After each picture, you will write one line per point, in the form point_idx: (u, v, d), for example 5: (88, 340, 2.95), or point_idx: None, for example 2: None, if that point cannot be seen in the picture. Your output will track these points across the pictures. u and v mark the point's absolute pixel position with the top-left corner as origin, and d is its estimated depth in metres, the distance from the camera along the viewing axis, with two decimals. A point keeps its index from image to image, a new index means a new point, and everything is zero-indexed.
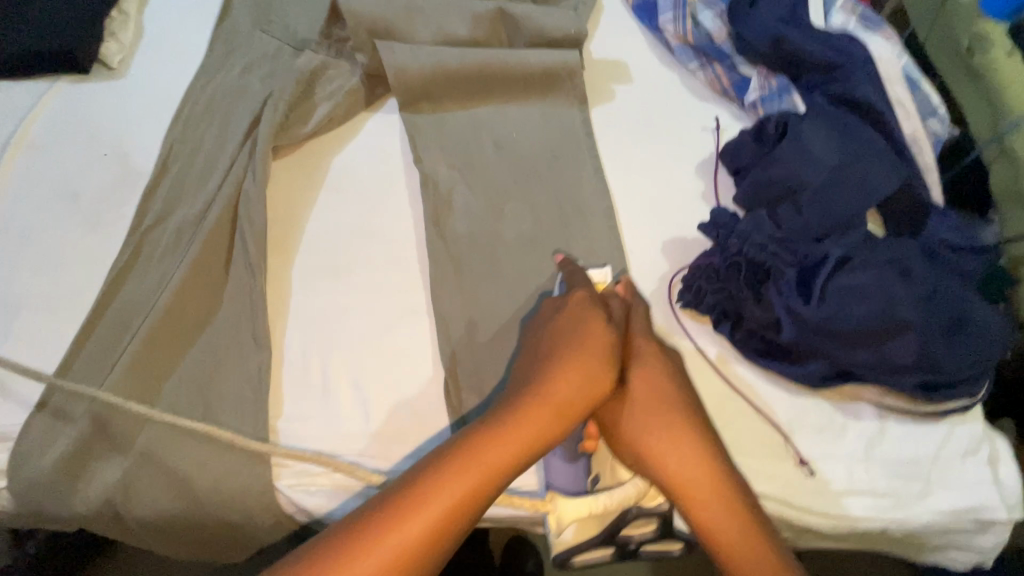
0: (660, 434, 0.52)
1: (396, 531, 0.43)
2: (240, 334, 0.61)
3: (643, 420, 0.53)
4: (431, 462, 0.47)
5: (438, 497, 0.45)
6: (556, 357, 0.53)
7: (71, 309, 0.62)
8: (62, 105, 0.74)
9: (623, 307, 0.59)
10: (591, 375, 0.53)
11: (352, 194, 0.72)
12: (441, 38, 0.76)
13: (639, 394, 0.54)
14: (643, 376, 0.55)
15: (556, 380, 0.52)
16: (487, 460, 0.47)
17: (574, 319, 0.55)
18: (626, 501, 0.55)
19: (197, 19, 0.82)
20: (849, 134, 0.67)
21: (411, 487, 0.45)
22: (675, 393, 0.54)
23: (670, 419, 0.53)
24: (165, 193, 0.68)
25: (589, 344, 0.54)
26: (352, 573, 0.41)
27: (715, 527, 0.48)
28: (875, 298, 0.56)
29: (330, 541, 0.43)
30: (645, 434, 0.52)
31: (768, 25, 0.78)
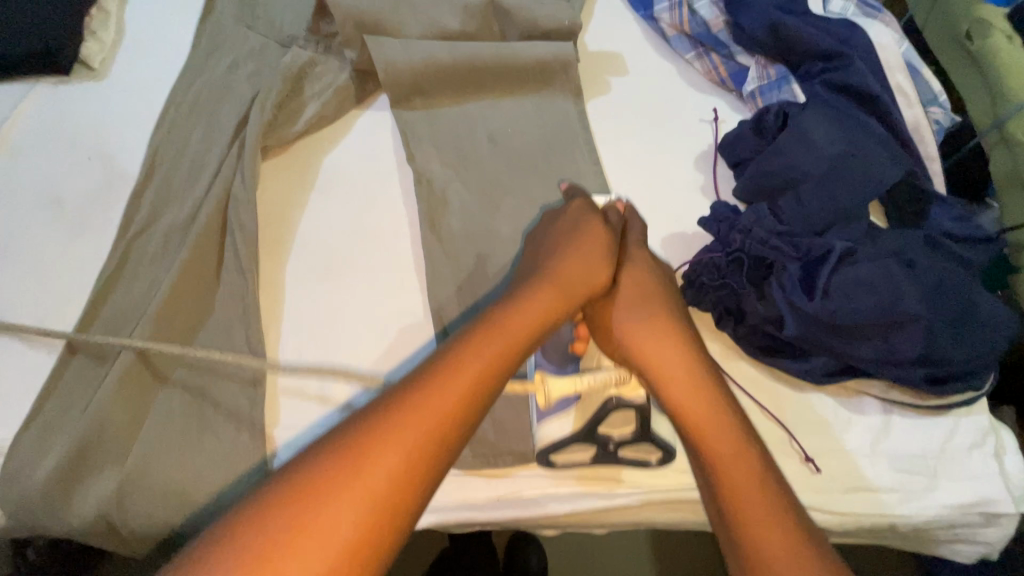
0: (649, 330, 0.55)
1: (429, 387, 0.43)
2: (235, 341, 0.60)
3: (631, 313, 0.56)
4: (462, 334, 0.47)
5: (469, 362, 0.45)
6: (561, 253, 0.56)
7: (58, 319, 0.60)
8: (43, 108, 0.72)
9: (620, 219, 0.61)
10: (591, 266, 0.55)
11: (344, 194, 0.70)
12: (432, 32, 0.74)
13: (628, 292, 0.57)
14: (635, 277, 0.58)
15: (563, 265, 0.55)
16: (511, 331, 0.48)
17: (575, 222, 0.58)
18: (608, 382, 0.54)
19: (180, 16, 0.80)
20: (850, 124, 0.66)
21: (442, 357, 0.45)
22: (659, 293, 0.58)
23: (659, 318, 0.56)
24: (151, 197, 0.67)
25: (588, 240, 0.57)
26: (368, 454, 0.39)
27: (695, 411, 0.50)
28: (879, 293, 0.56)
29: (341, 438, 0.40)
30: (635, 326, 0.55)
31: (765, 12, 0.75)
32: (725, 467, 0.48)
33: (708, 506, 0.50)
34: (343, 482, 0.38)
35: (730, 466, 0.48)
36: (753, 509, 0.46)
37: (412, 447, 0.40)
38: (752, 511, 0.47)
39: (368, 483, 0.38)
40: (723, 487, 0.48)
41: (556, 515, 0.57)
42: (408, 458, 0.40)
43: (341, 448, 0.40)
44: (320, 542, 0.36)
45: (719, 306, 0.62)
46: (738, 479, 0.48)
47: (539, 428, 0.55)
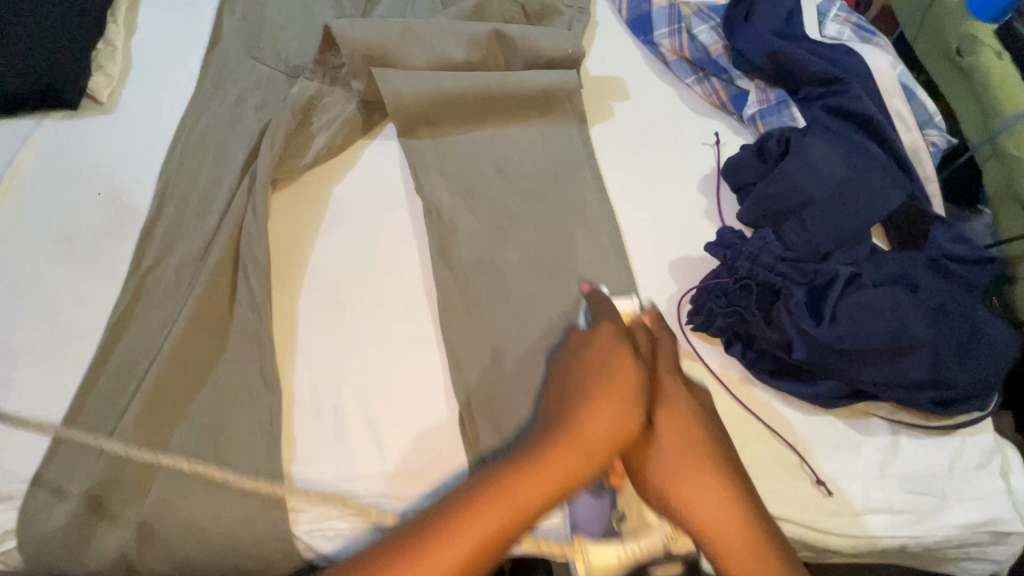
0: (690, 477, 0.51)
1: (430, 555, 0.44)
2: (249, 376, 0.60)
3: (669, 458, 0.52)
4: (453, 500, 0.47)
5: (458, 536, 0.45)
6: (579, 390, 0.54)
7: (71, 357, 0.60)
8: (50, 143, 0.72)
9: (650, 347, 0.58)
10: (620, 413, 0.52)
11: (354, 226, 0.70)
12: (437, 62, 0.75)
13: (669, 438, 0.53)
14: (671, 419, 0.54)
15: (584, 420, 0.51)
16: (515, 497, 0.47)
17: (604, 359, 0.55)
18: (656, 544, 0.52)
19: (186, 48, 0.80)
20: (851, 149, 0.68)
21: (435, 519, 0.46)
22: (702, 436, 0.53)
23: (695, 461, 0.52)
24: (162, 233, 0.67)
25: (617, 378, 0.54)
26: None
27: (732, 557, 0.48)
28: (887, 318, 0.57)
29: None
30: (673, 474, 0.52)
31: (763, 40, 0.78)
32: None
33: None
34: None
35: None
36: None
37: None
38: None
39: None
40: None
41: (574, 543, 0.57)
42: None
43: None
44: None
45: (728, 330, 0.63)
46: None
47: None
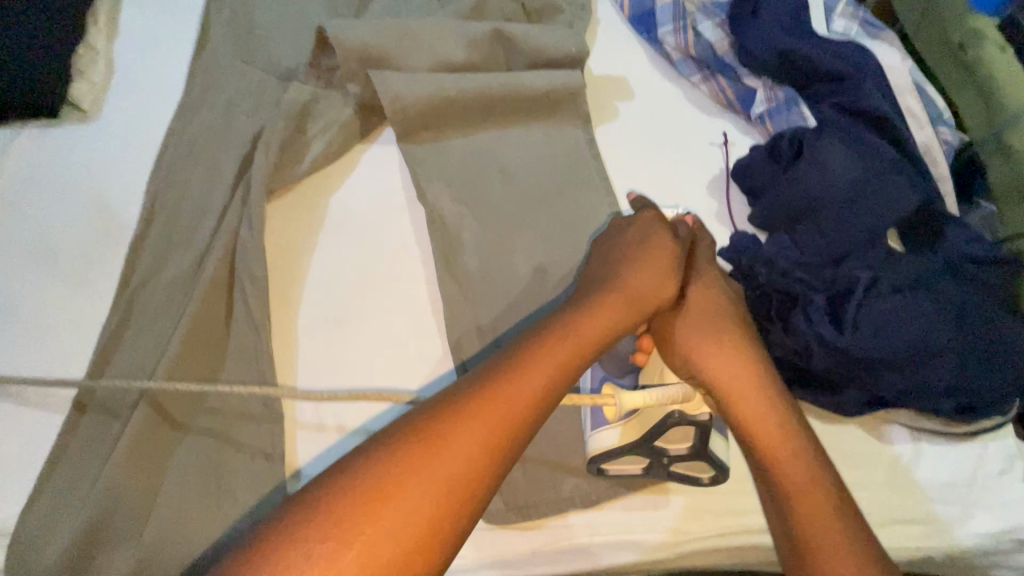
0: (713, 344, 0.53)
1: (487, 392, 0.42)
2: (250, 397, 0.58)
3: (694, 325, 0.54)
4: (518, 345, 0.46)
5: (530, 371, 0.43)
6: (625, 261, 0.55)
7: (60, 382, 0.57)
8: (31, 154, 0.69)
9: (689, 234, 0.59)
10: (659, 278, 0.54)
11: (354, 236, 0.68)
12: (436, 64, 0.72)
13: (694, 308, 0.55)
14: (704, 295, 0.56)
15: (635, 283, 0.53)
16: (575, 337, 0.47)
17: (646, 235, 0.57)
18: (675, 398, 0.51)
19: (172, 51, 0.77)
20: (865, 149, 0.66)
21: (500, 360, 0.44)
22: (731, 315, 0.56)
23: (721, 333, 0.54)
24: (152, 247, 0.64)
25: (655, 253, 0.55)
26: (442, 449, 0.38)
27: (752, 406, 0.51)
28: (907, 324, 0.56)
29: (409, 431, 0.39)
30: (702, 342, 0.53)
31: (771, 36, 0.75)
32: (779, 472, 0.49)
33: (766, 507, 0.50)
34: (423, 458, 0.38)
35: (793, 472, 0.48)
36: (814, 494, 0.48)
37: (479, 437, 0.40)
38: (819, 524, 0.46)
39: (456, 444, 0.39)
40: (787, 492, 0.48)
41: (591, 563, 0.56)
42: (477, 446, 0.39)
43: (414, 437, 0.39)
44: (405, 515, 0.36)
45: None
46: (805, 486, 0.48)
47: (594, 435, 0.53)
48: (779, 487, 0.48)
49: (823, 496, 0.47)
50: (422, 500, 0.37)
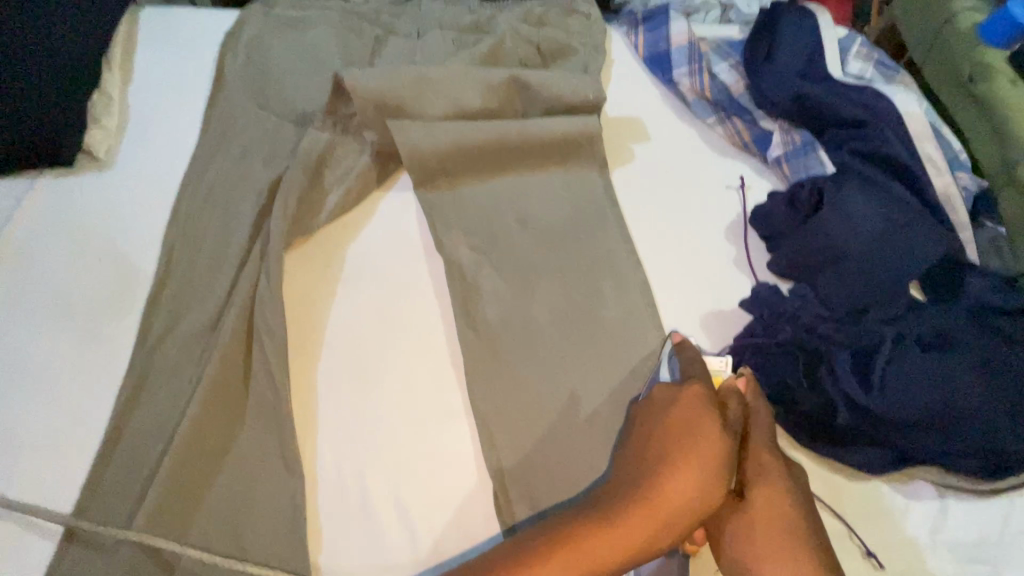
0: (770, 557, 0.49)
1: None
2: (269, 457, 0.57)
3: (752, 533, 0.50)
4: (528, 547, 0.47)
5: None
6: (659, 457, 0.51)
7: (77, 444, 0.57)
8: (46, 206, 0.69)
9: (738, 419, 0.54)
10: (704, 488, 0.49)
11: (371, 287, 0.67)
12: (454, 112, 0.72)
13: (756, 513, 0.51)
14: (763, 496, 0.51)
15: (666, 496, 0.48)
16: (590, 556, 0.46)
17: (687, 427, 0.51)
18: None
19: (188, 96, 0.77)
20: (887, 199, 0.65)
21: (507, 572, 0.46)
22: (795, 525, 0.50)
23: (778, 547, 0.49)
24: (170, 301, 0.63)
25: (698, 439, 0.51)
26: None
27: None
28: (934, 383, 0.55)
29: None
30: (750, 551, 0.50)
31: (787, 80, 0.76)
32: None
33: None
34: None
35: None
36: None
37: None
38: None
39: None
40: None
41: None
42: None
43: None
44: None
45: (770, 394, 0.60)
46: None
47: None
48: None
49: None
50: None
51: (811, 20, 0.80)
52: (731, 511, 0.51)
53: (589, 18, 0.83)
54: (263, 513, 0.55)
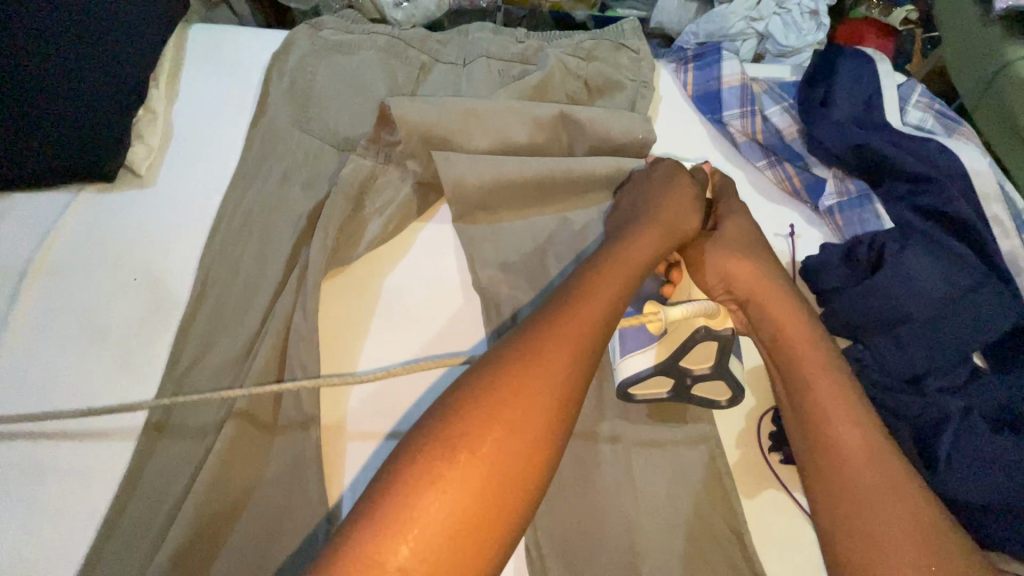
0: (740, 262, 0.60)
1: (577, 312, 0.46)
2: (295, 498, 0.55)
3: (725, 246, 0.61)
4: (586, 267, 0.52)
5: (593, 291, 0.48)
6: (659, 202, 0.61)
7: (103, 473, 0.55)
8: (87, 222, 0.68)
9: (706, 182, 0.70)
10: (684, 212, 0.61)
11: (405, 322, 0.65)
12: (499, 145, 0.70)
13: (728, 236, 0.63)
14: (733, 224, 0.64)
15: (668, 218, 0.60)
16: (630, 261, 0.53)
17: (670, 178, 0.65)
18: (700, 312, 0.56)
19: (231, 117, 0.76)
20: (953, 259, 0.62)
21: (570, 286, 0.49)
22: (758, 246, 0.63)
23: (746, 253, 0.61)
24: (203, 324, 0.62)
25: (679, 190, 0.63)
26: (539, 363, 0.42)
27: (787, 325, 0.56)
28: (1008, 468, 0.51)
29: (513, 350, 0.43)
30: (732, 262, 0.59)
31: (845, 128, 0.73)
32: (811, 405, 0.52)
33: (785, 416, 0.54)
34: (523, 368, 0.42)
35: (819, 384, 0.52)
36: (829, 396, 0.51)
37: (573, 347, 0.44)
38: (845, 454, 0.49)
39: (548, 368, 0.42)
40: (807, 390, 0.52)
41: None
42: (572, 364, 0.43)
43: (513, 360, 0.42)
44: (515, 429, 0.39)
45: None
46: (835, 414, 0.50)
47: (622, 360, 0.57)
48: (796, 373, 0.54)
49: (858, 423, 0.50)
50: (533, 395, 0.41)
51: (869, 66, 0.78)
52: (712, 243, 0.62)
53: (638, 55, 0.82)
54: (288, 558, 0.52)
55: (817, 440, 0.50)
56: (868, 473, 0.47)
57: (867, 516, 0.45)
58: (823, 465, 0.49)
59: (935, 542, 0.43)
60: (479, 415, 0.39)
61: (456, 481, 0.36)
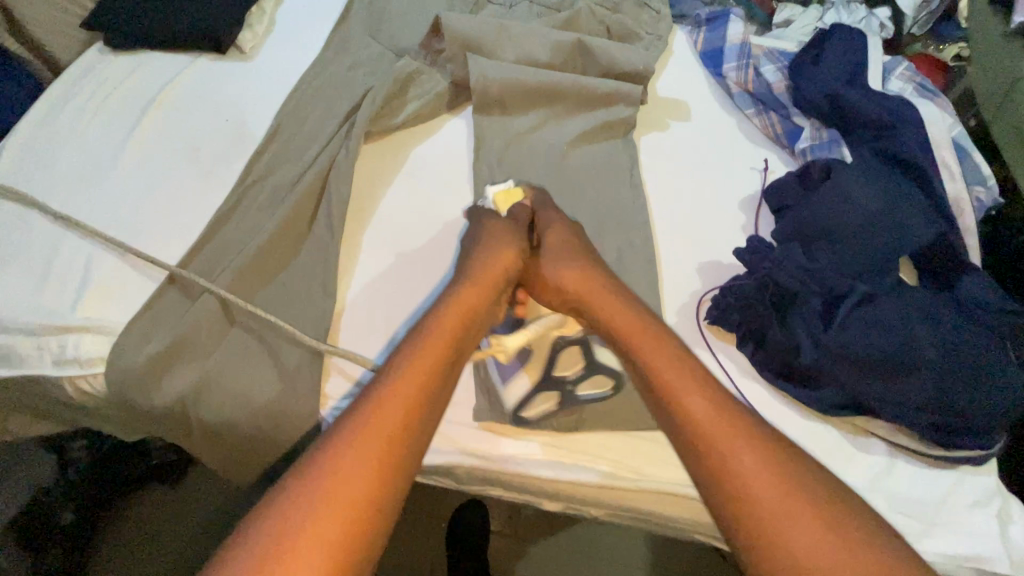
0: (566, 271, 0.62)
1: (431, 344, 0.51)
2: (314, 281, 0.71)
3: (550, 262, 0.64)
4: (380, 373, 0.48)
5: (389, 396, 0.46)
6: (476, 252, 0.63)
7: (180, 238, 0.72)
8: (200, 76, 0.88)
9: (528, 216, 0.69)
10: (502, 244, 0.64)
11: (422, 181, 0.81)
12: (522, 60, 0.86)
13: (550, 249, 0.65)
14: (552, 236, 0.66)
15: (491, 256, 0.63)
16: (434, 349, 0.51)
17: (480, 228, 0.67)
18: (547, 327, 0.65)
19: (322, 21, 0.96)
20: (890, 186, 0.71)
21: (358, 404, 0.46)
22: (580, 247, 0.65)
23: (572, 260, 0.63)
24: (270, 156, 0.80)
25: (494, 230, 0.66)
26: (325, 501, 0.41)
27: (630, 325, 0.56)
28: (891, 333, 0.60)
29: (287, 495, 0.41)
30: (560, 270, 0.63)
31: (826, 82, 0.84)
32: (691, 427, 0.48)
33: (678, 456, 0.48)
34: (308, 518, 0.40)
35: (688, 400, 0.49)
36: (709, 422, 0.48)
37: (380, 454, 0.43)
38: (745, 479, 0.44)
39: (336, 500, 0.41)
40: (681, 411, 0.49)
41: (562, 485, 0.63)
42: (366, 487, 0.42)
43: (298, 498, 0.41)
44: None
45: (742, 328, 0.67)
46: (719, 432, 0.47)
47: (505, 387, 0.63)
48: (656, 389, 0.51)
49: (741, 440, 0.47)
50: (393, 428, 0.45)
51: (860, 39, 0.88)
52: (538, 262, 0.64)
53: (657, 15, 0.96)
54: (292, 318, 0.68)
55: (731, 485, 0.45)
56: (807, 541, 0.41)
57: (782, 539, 0.42)
58: (734, 501, 0.44)
59: (830, 522, 0.42)
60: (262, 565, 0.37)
61: None
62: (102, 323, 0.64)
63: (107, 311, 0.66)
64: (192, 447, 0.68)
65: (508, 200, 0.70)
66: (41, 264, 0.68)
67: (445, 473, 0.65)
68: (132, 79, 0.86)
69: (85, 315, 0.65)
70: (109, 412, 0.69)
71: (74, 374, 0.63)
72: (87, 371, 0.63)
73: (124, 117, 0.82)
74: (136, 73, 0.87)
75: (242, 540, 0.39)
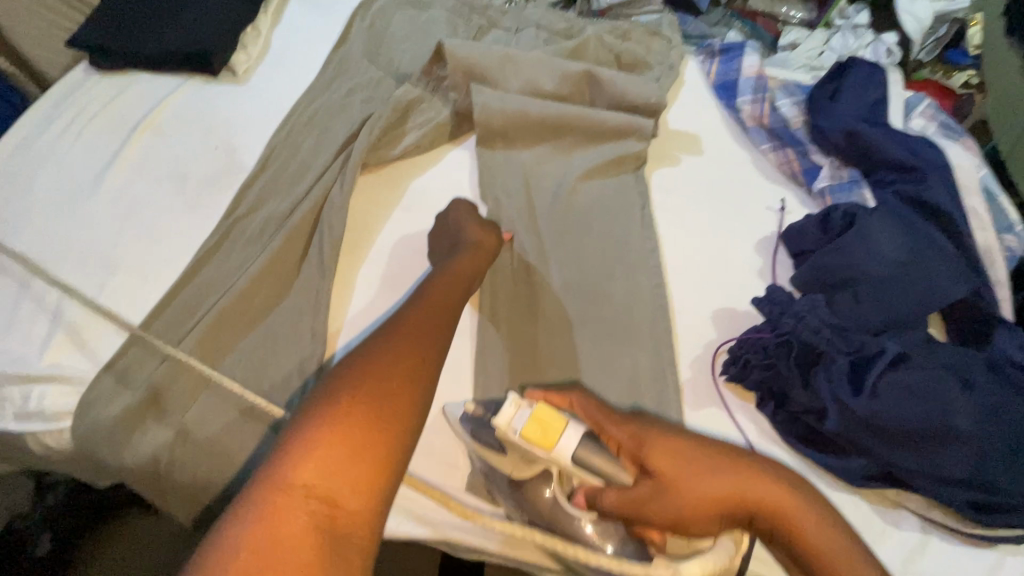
0: (708, 481, 0.46)
1: (436, 295, 0.56)
2: (301, 325, 0.65)
3: (682, 482, 0.46)
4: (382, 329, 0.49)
5: (416, 324, 0.50)
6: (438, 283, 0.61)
7: (158, 277, 0.67)
8: (188, 99, 0.83)
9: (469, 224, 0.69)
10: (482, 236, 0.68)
11: (421, 215, 0.76)
12: (527, 90, 0.82)
13: (662, 464, 0.48)
14: (652, 450, 0.49)
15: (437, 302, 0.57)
16: (443, 300, 0.55)
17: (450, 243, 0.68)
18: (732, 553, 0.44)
19: (319, 43, 0.92)
20: (920, 234, 0.67)
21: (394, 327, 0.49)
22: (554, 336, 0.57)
23: (695, 463, 0.47)
24: (260, 187, 0.75)
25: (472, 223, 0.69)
26: (365, 391, 0.42)
27: (801, 523, 0.44)
28: (929, 402, 0.55)
29: (331, 389, 0.42)
30: (702, 484, 0.46)
31: (844, 119, 0.80)
32: None
33: None
34: (351, 403, 0.41)
35: None
36: None
37: (415, 358, 0.46)
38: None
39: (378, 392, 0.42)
40: None
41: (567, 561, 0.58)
42: (404, 389, 0.44)
43: (340, 384, 0.42)
44: (338, 452, 0.39)
45: (762, 387, 0.63)
46: None
47: None
48: None
49: (838, 538, 0.44)
50: (423, 344, 0.48)
51: (881, 74, 0.84)
52: (668, 490, 0.46)
53: (669, 43, 0.92)
54: (272, 368, 0.62)
55: None
56: None
57: None
58: None
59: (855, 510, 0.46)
60: (308, 441, 0.39)
61: (293, 503, 0.36)
62: (70, 373, 0.60)
63: (75, 359, 0.61)
64: (166, 507, 0.62)
65: (543, 431, 0.48)
66: (9, 306, 0.64)
67: (440, 544, 0.60)
68: (117, 102, 0.82)
69: (52, 363, 0.60)
70: (76, 467, 0.64)
71: (37, 429, 0.58)
72: (50, 426, 0.58)
73: (107, 143, 0.78)
74: (121, 96, 0.83)
75: (313, 414, 0.40)
